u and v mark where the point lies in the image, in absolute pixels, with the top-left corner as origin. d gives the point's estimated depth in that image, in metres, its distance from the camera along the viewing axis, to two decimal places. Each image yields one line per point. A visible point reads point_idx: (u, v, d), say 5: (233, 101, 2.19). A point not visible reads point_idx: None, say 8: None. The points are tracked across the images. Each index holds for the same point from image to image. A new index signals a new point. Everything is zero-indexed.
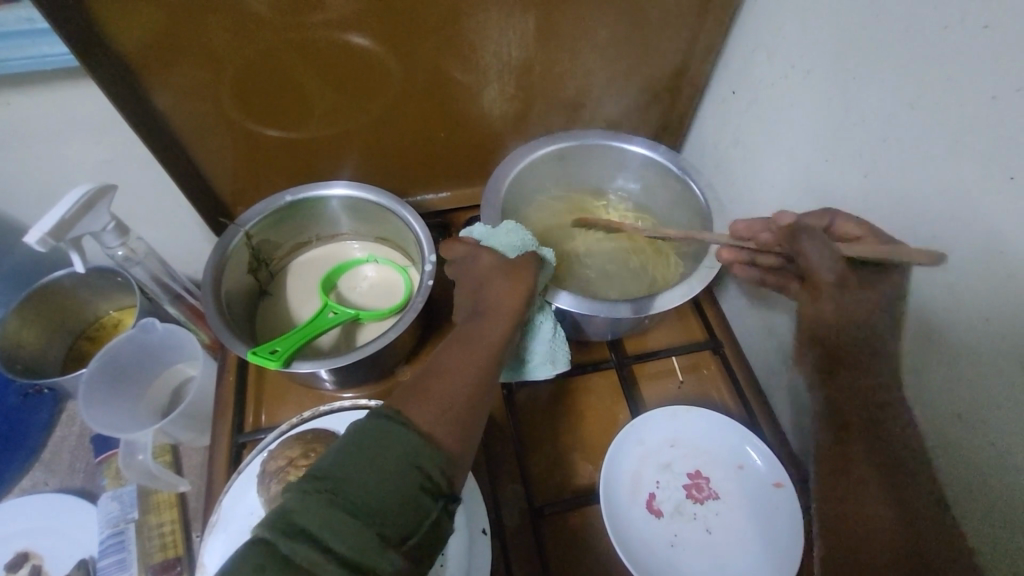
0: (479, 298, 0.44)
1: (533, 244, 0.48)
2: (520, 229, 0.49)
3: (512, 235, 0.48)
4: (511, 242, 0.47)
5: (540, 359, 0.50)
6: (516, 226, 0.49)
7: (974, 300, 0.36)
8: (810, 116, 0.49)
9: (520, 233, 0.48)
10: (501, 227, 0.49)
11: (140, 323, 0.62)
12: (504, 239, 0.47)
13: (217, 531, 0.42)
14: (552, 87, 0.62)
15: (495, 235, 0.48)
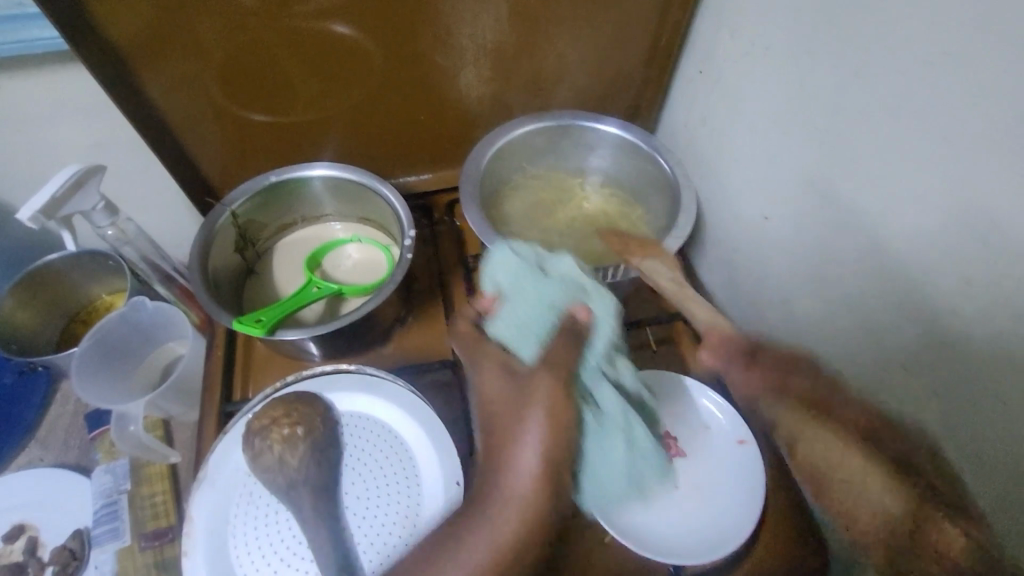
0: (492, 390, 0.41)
1: (558, 303, 0.43)
2: (544, 293, 0.44)
3: (529, 309, 0.43)
4: (523, 325, 0.43)
5: (621, 483, 0.43)
6: (540, 288, 0.44)
7: (917, 255, 0.38)
8: (770, 91, 0.51)
9: (541, 298, 0.44)
10: (524, 292, 0.44)
11: (131, 301, 0.64)
12: (519, 318, 0.43)
13: (205, 486, 0.43)
14: (528, 71, 0.64)
15: (513, 313, 0.44)
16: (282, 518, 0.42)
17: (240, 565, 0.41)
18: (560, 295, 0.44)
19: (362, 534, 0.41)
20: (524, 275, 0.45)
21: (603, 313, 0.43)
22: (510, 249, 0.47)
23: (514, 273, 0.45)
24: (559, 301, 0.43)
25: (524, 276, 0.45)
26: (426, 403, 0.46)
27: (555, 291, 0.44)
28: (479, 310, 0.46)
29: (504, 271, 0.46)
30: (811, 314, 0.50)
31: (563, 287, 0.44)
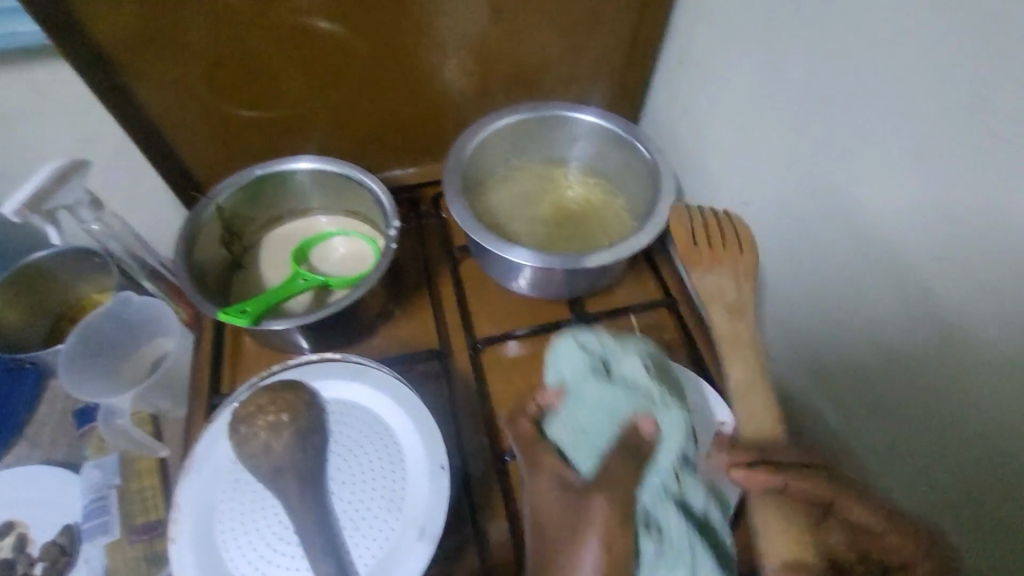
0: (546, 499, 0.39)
1: (626, 414, 0.39)
2: (605, 401, 0.39)
3: (590, 413, 0.40)
4: (581, 432, 0.40)
5: None
6: (601, 394, 0.39)
7: (887, 232, 0.39)
8: (745, 78, 0.52)
9: (602, 405, 0.39)
10: (584, 395, 0.40)
11: (116, 297, 0.65)
12: (578, 424, 0.40)
13: (192, 474, 0.43)
14: (509, 63, 0.64)
15: (573, 416, 0.41)
16: (268, 505, 0.41)
17: (227, 555, 0.40)
18: (624, 407, 0.39)
19: (347, 517, 0.41)
20: (586, 374, 0.41)
21: (669, 431, 0.38)
22: (576, 337, 0.43)
23: (578, 364, 0.41)
24: (621, 412, 0.39)
25: (585, 374, 0.41)
26: (410, 389, 0.47)
27: (616, 399, 0.39)
28: (540, 406, 0.43)
29: (569, 363, 0.42)
30: (791, 298, 0.51)
31: (628, 398, 0.39)
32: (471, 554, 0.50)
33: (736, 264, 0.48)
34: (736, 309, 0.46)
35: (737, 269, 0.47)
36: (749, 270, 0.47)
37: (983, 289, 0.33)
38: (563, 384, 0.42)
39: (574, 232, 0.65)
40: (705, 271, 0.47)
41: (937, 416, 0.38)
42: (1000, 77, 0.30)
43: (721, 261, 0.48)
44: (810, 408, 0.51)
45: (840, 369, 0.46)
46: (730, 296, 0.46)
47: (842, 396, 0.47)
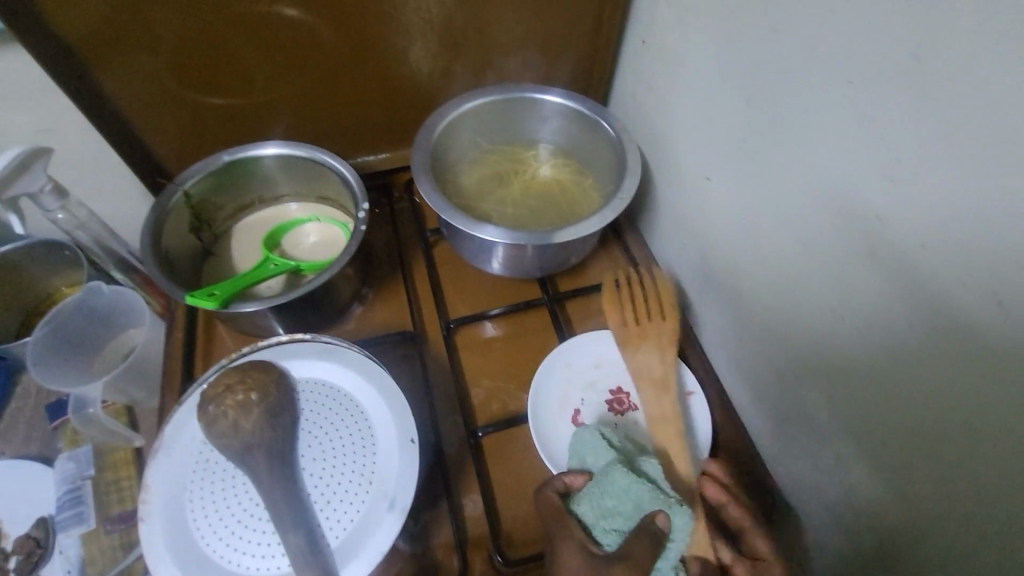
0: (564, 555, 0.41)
1: (654, 503, 0.41)
2: (634, 487, 0.42)
3: (620, 500, 0.42)
4: (606, 514, 0.42)
5: None
6: (630, 483, 0.42)
7: (841, 197, 0.40)
8: (703, 53, 0.52)
9: (630, 490, 0.42)
10: (614, 478, 0.43)
11: (86, 286, 0.65)
12: (605, 505, 0.42)
13: (161, 455, 0.43)
14: (475, 46, 0.65)
15: (602, 495, 0.43)
16: (238, 482, 0.41)
17: (198, 532, 0.40)
18: (651, 499, 0.41)
19: (318, 494, 0.41)
20: (615, 463, 0.44)
21: (682, 526, 0.40)
22: (598, 426, 0.48)
23: (607, 454, 0.46)
24: (647, 504, 0.41)
25: (613, 463, 0.44)
26: (381, 368, 0.47)
27: (644, 491, 0.42)
28: (566, 484, 0.46)
29: (594, 452, 0.46)
30: (755, 271, 0.52)
31: (656, 491, 0.42)
32: (446, 526, 0.51)
33: (660, 339, 0.56)
34: (660, 384, 0.54)
35: (661, 342, 0.56)
36: (672, 341, 0.56)
37: (929, 245, 0.35)
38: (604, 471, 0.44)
39: (545, 209, 0.66)
40: (635, 349, 0.56)
41: (887, 375, 0.40)
42: (938, 38, 0.32)
43: (648, 337, 0.56)
44: (775, 376, 0.52)
45: (798, 335, 0.48)
46: (655, 372, 0.55)
47: (804, 363, 0.48)
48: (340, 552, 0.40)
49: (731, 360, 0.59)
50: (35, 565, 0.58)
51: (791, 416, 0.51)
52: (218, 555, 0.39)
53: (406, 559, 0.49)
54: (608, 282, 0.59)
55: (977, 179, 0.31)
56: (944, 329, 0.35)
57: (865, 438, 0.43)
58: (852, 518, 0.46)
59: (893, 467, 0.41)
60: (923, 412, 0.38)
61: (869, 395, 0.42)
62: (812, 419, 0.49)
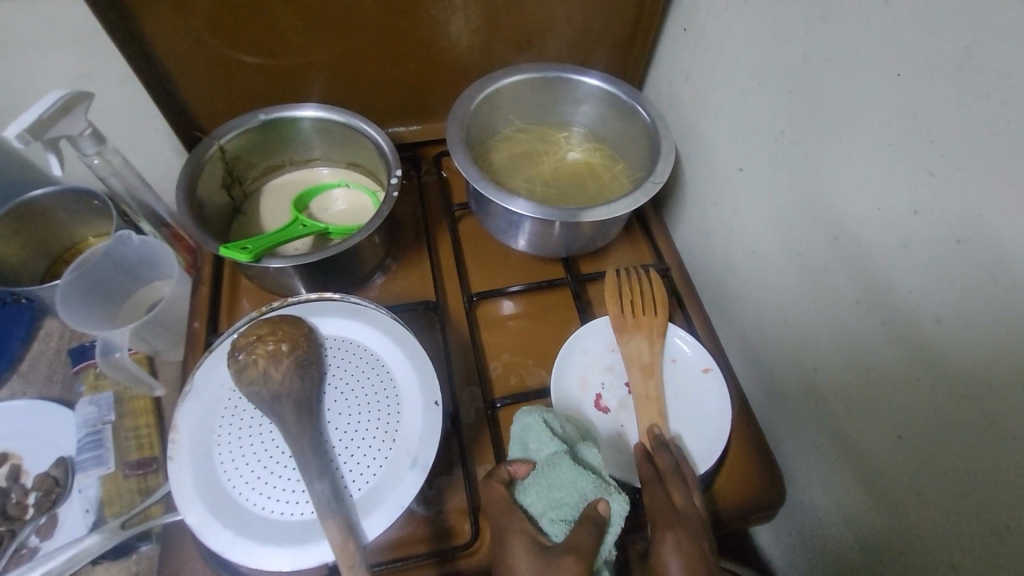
0: (540, 512, 0.43)
1: (596, 489, 0.42)
2: (579, 479, 0.42)
3: (562, 488, 0.42)
4: (552, 504, 0.42)
5: None
6: (577, 475, 0.42)
7: (877, 191, 0.41)
8: (747, 42, 0.52)
9: (576, 484, 0.42)
10: (562, 470, 0.43)
11: (117, 235, 0.65)
12: (551, 496, 0.42)
13: (191, 398, 0.43)
14: (516, 22, 0.65)
15: (543, 485, 0.43)
16: (265, 429, 0.42)
17: (224, 473, 0.40)
18: (595, 489, 0.42)
19: (343, 447, 0.42)
20: (559, 453, 0.44)
21: (620, 513, 0.41)
22: (541, 415, 0.47)
23: (552, 442, 0.45)
24: (590, 495, 0.42)
25: (558, 452, 0.44)
26: (406, 331, 0.48)
27: (588, 483, 0.42)
28: (510, 473, 0.45)
29: (536, 439, 0.46)
30: (782, 264, 0.52)
31: (599, 481, 0.43)
32: (459, 494, 0.51)
33: (650, 328, 0.56)
34: (648, 369, 0.54)
35: (651, 331, 0.56)
36: (661, 332, 0.56)
37: (967, 242, 0.35)
38: (552, 459, 0.44)
39: (576, 189, 0.66)
40: (627, 336, 0.56)
41: (906, 368, 0.40)
42: (997, 33, 0.31)
43: (640, 327, 0.56)
44: (792, 369, 0.53)
45: (820, 327, 0.48)
46: (644, 357, 0.55)
47: (824, 356, 0.48)
48: (361, 503, 0.40)
49: (746, 350, 0.60)
50: (53, 502, 0.59)
51: (804, 409, 0.52)
52: (244, 498, 0.40)
53: (420, 520, 0.50)
54: (610, 272, 0.59)
55: (1019, 177, 0.31)
56: (977, 324, 0.35)
57: (880, 434, 0.43)
58: (856, 509, 0.47)
59: (908, 463, 0.41)
60: (942, 406, 0.38)
61: (888, 390, 0.42)
62: (825, 412, 0.49)
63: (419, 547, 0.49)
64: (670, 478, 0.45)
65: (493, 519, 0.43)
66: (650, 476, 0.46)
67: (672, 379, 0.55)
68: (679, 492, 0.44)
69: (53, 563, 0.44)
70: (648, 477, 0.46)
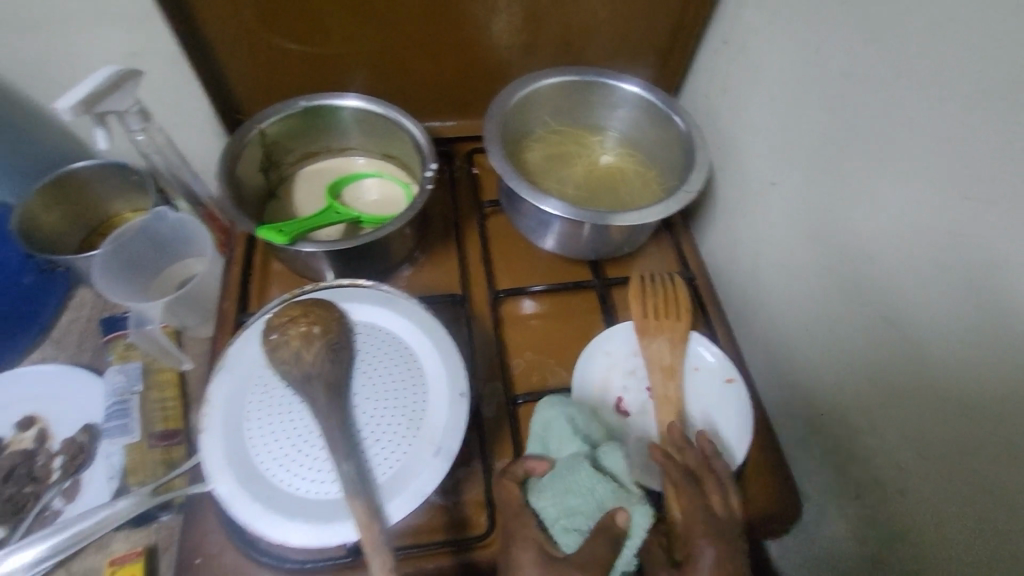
0: (553, 519, 0.42)
1: (614, 498, 0.42)
2: (597, 487, 0.43)
3: (580, 496, 0.42)
4: (567, 512, 0.42)
5: None
6: (595, 483, 0.43)
7: (911, 212, 0.40)
8: (787, 57, 0.52)
9: (594, 491, 0.42)
10: (580, 476, 0.43)
11: (154, 210, 0.67)
12: (567, 503, 0.43)
13: (225, 371, 0.44)
14: (556, 24, 0.65)
15: (559, 491, 0.43)
16: (296, 408, 0.43)
17: (253, 447, 0.41)
18: (613, 498, 0.42)
19: (368, 431, 0.43)
20: (578, 457, 0.44)
21: (641, 524, 0.41)
22: (566, 411, 0.48)
23: (573, 443, 0.46)
24: (607, 504, 0.42)
25: (578, 456, 0.45)
26: (435, 322, 0.48)
27: (607, 492, 0.42)
28: (526, 469, 0.45)
29: (558, 438, 0.47)
30: (810, 280, 0.52)
31: (617, 490, 0.43)
32: (479, 486, 0.52)
33: (673, 333, 0.56)
34: (669, 371, 0.54)
35: (674, 335, 0.56)
36: (684, 337, 0.56)
37: (1000, 267, 0.35)
38: (570, 464, 0.44)
39: (608, 194, 0.66)
40: (649, 340, 0.56)
41: (931, 391, 0.40)
42: None
43: (662, 331, 0.56)
44: (815, 387, 0.53)
45: (845, 345, 0.48)
46: (665, 360, 0.55)
47: (847, 377, 0.48)
48: (385, 487, 0.41)
49: (769, 364, 0.60)
50: (78, 467, 0.60)
51: (824, 429, 0.51)
52: (271, 474, 0.40)
53: (438, 509, 0.51)
54: (635, 276, 0.58)
55: None
56: (1005, 349, 0.35)
57: (899, 458, 0.43)
58: (872, 531, 0.46)
59: (928, 486, 0.41)
60: (964, 431, 0.38)
61: (909, 411, 0.42)
62: (846, 433, 0.49)
63: (436, 536, 0.49)
64: (705, 476, 0.45)
65: (512, 518, 0.43)
66: (682, 478, 0.45)
67: (695, 388, 0.54)
68: (717, 494, 0.44)
69: (85, 524, 0.43)
70: (680, 478, 0.45)
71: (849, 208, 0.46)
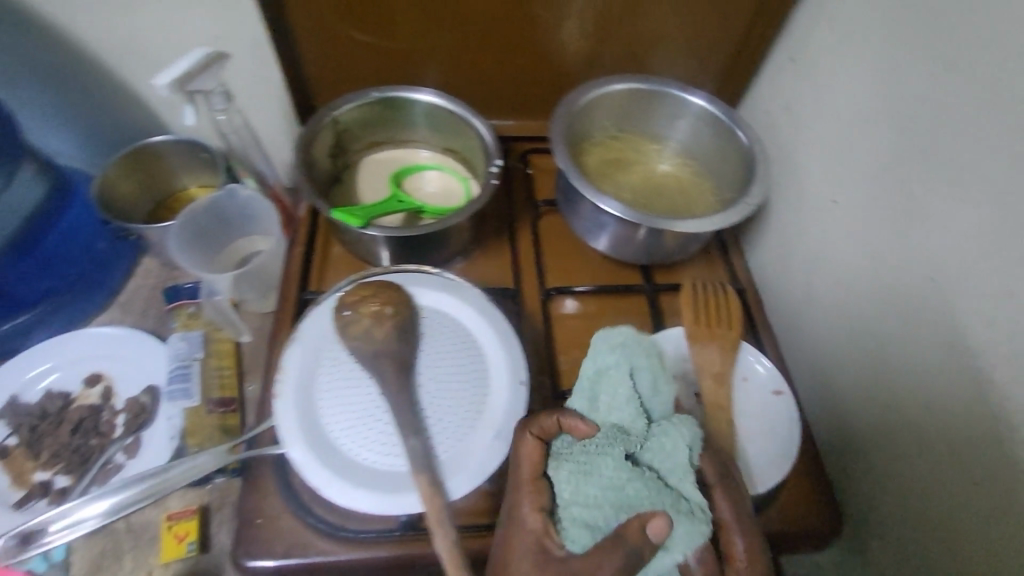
0: (566, 508, 0.37)
1: (647, 501, 0.36)
2: (626, 482, 0.36)
3: (607, 489, 0.37)
4: (586, 503, 0.37)
5: None
6: (626, 477, 0.36)
7: (985, 238, 0.41)
8: (859, 78, 0.53)
9: (624, 488, 0.36)
10: (609, 465, 0.37)
11: (227, 188, 0.69)
12: (588, 493, 0.37)
13: (297, 343, 0.46)
14: (625, 32, 0.67)
15: (584, 474, 0.37)
16: (365, 382, 0.45)
17: (324, 415, 0.44)
18: (646, 500, 0.36)
19: (432, 410, 0.44)
20: (617, 438, 0.39)
21: (679, 536, 0.35)
22: (629, 363, 0.42)
23: (623, 410, 0.40)
24: (637, 505, 0.36)
25: (615, 436, 0.39)
26: (496, 312, 0.50)
27: (640, 491, 0.36)
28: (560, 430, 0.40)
29: (612, 393, 0.41)
30: (866, 299, 0.53)
31: (655, 492, 0.36)
32: None
33: (723, 341, 0.56)
34: (720, 378, 0.54)
35: (725, 343, 0.56)
36: (734, 346, 0.56)
37: None
38: (603, 446, 0.38)
39: (664, 201, 0.68)
40: (699, 344, 0.56)
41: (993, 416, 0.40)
42: None
43: (713, 338, 0.56)
44: (864, 406, 0.53)
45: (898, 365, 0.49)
46: (716, 367, 0.55)
47: (898, 396, 0.48)
48: (447, 464, 0.43)
49: (815, 380, 0.60)
50: (140, 425, 0.63)
51: (872, 447, 0.51)
52: (341, 442, 0.43)
53: None
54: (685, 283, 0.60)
55: None
56: None
57: (953, 480, 0.43)
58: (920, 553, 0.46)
59: (982, 509, 0.41)
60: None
61: (966, 433, 0.42)
62: (895, 452, 0.49)
63: None
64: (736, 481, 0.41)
65: None
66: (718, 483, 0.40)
67: (743, 397, 0.55)
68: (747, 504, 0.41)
69: (171, 474, 0.46)
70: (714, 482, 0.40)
71: (916, 230, 0.47)
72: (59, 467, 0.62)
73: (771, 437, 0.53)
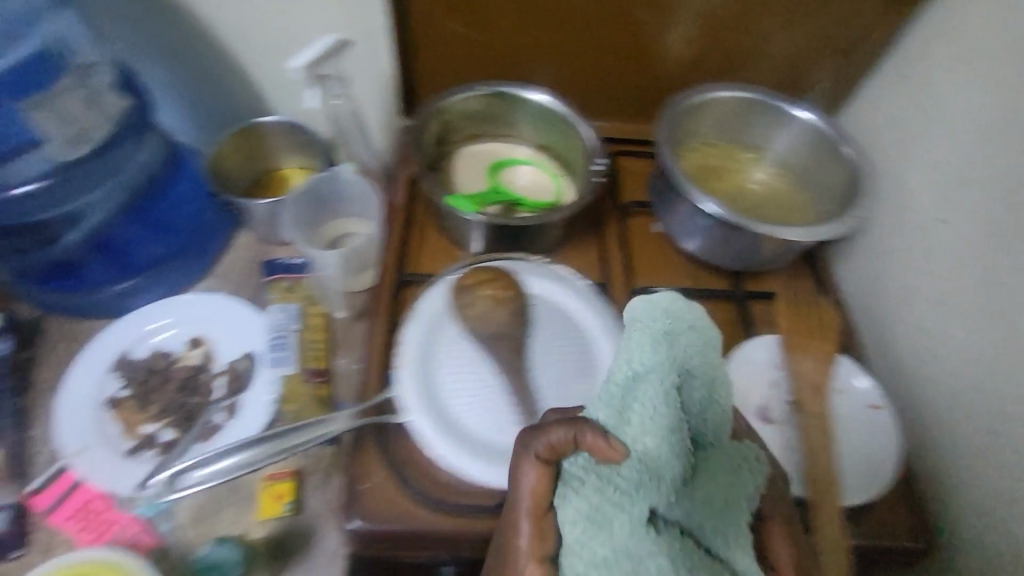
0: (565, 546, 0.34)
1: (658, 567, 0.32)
2: (638, 546, 0.32)
3: (616, 546, 0.32)
4: (590, 552, 0.33)
5: None
6: (639, 544, 0.32)
7: None
8: (979, 96, 0.52)
9: (634, 552, 0.32)
10: (623, 523, 0.32)
11: (333, 169, 0.72)
12: (593, 547, 0.33)
13: (416, 320, 0.50)
14: (732, 38, 0.67)
15: (592, 521, 0.33)
16: (483, 362, 0.49)
17: (443, 390, 0.48)
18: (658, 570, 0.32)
19: (547, 392, 0.48)
20: (641, 485, 0.32)
21: None
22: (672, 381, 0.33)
23: (655, 443, 0.32)
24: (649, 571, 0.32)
25: (638, 484, 0.32)
26: (604, 305, 0.53)
27: (653, 559, 0.32)
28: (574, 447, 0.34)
29: (649, 406, 0.32)
30: (974, 319, 0.52)
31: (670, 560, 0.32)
32: None
33: (818, 350, 0.54)
34: (819, 389, 0.53)
35: (819, 354, 0.54)
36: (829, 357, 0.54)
37: None
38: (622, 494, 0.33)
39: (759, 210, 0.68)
40: (795, 353, 0.55)
41: None
42: None
43: (808, 347, 0.54)
44: (964, 427, 0.51)
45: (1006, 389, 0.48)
46: (814, 378, 0.53)
47: (1004, 419, 0.47)
48: None
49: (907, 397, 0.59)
50: (239, 387, 0.66)
51: (970, 470, 0.50)
52: (459, 416, 0.47)
53: None
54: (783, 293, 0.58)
55: None
56: None
57: None
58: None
59: None
60: None
61: None
62: (1000, 476, 0.47)
63: None
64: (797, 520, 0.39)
65: None
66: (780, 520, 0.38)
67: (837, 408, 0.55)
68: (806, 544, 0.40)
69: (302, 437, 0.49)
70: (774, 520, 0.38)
71: None
72: (166, 421, 0.65)
73: (865, 449, 0.53)
